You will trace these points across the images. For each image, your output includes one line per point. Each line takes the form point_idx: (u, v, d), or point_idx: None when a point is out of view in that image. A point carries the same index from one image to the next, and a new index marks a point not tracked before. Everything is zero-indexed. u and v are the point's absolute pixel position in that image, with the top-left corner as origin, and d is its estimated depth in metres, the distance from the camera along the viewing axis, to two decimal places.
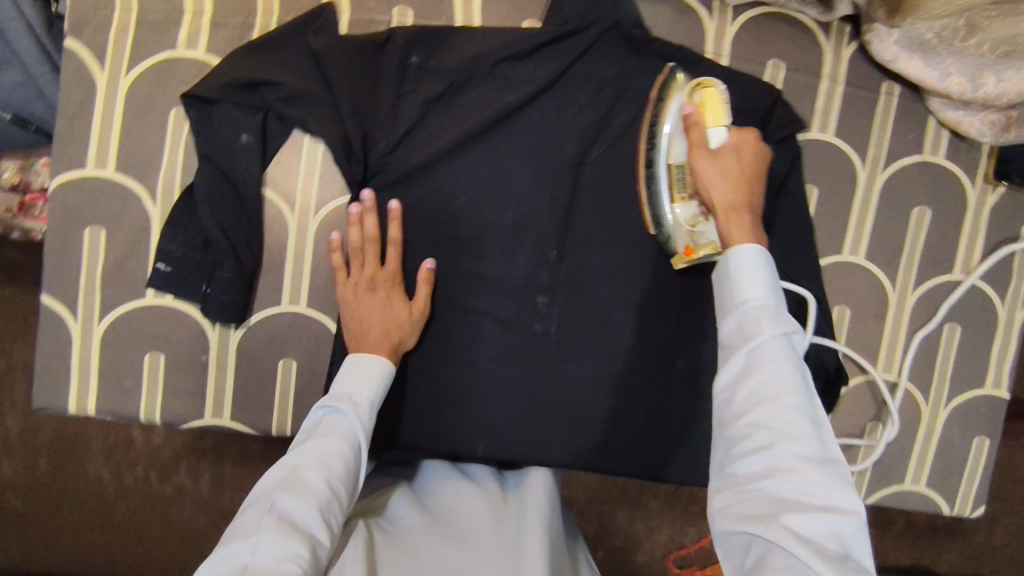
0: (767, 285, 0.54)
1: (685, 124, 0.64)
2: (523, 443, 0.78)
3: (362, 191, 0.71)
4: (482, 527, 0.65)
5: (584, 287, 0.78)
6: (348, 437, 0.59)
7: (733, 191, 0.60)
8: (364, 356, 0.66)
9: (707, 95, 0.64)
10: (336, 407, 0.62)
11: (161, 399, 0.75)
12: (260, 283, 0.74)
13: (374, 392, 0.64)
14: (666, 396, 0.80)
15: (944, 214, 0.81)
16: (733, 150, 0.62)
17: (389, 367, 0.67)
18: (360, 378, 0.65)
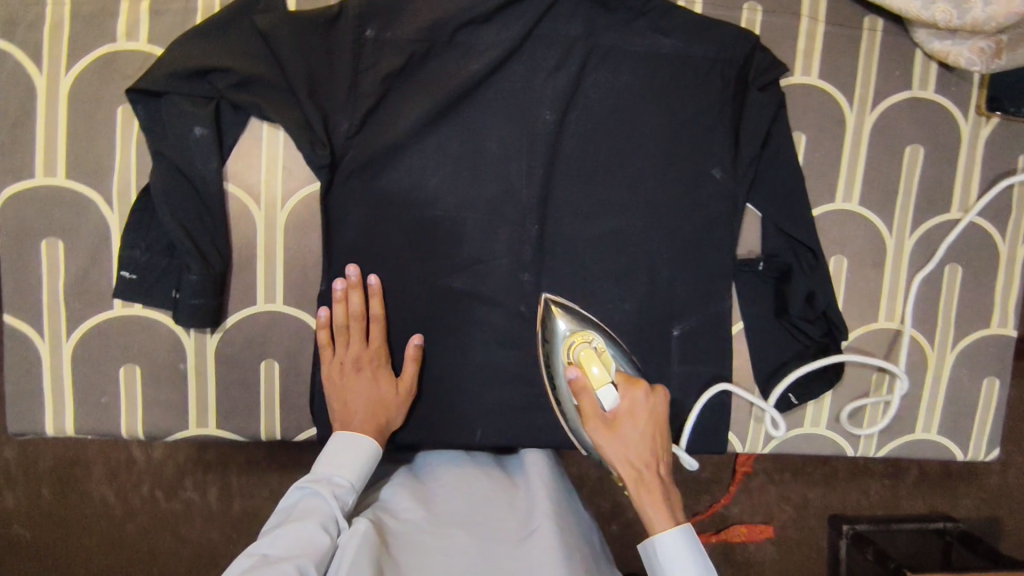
0: (695, 563, 0.60)
1: (574, 388, 0.67)
2: (521, 425, 0.76)
3: (347, 266, 0.69)
4: (495, 514, 0.64)
5: (571, 259, 0.75)
6: (323, 519, 0.58)
7: (641, 465, 0.63)
8: (352, 435, 0.66)
9: (585, 354, 0.68)
10: (314, 492, 0.61)
11: (141, 414, 0.71)
12: (232, 284, 0.71)
13: (354, 474, 0.64)
14: (665, 364, 0.77)
15: (938, 151, 0.78)
16: (627, 418, 0.65)
17: (375, 448, 0.66)
18: (341, 458, 0.65)
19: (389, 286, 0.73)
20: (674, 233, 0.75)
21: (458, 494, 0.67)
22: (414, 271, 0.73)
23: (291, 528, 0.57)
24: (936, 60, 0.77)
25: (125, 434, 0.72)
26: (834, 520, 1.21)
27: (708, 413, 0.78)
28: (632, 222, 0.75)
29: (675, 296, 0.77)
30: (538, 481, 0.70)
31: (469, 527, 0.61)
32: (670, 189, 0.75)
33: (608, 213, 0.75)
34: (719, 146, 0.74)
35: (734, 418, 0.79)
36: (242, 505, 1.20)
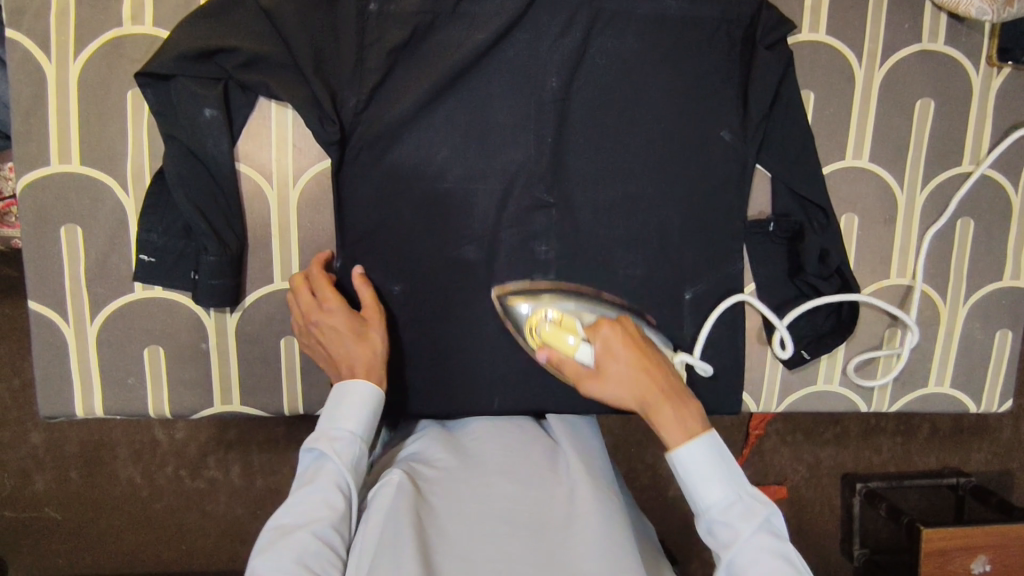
0: (720, 482, 0.60)
1: (556, 364, 0.68)
2: (537, 392, 0.77)
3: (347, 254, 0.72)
4: (522, 466, 0.66)
5: (582, 226, 0.75)
6: (333, 483, 0.61)
7: (643, 389, 0.63)
8: (346, 385, 0.65)
9: (544, 333, 0.69)
10: (321, 450, 0.62)
11: (167, 393, 0.73)
12: (249, 263, 0.72)
13: (358, 423, 0.64)
14: (677, 326, 0.78)
15: (949, 104, 0.77)
16: (608, 356, 0.65)
17: (373, 392, 0.65)
18: (344, 410, 0.64)
19: (402, 260, 0.74)
20: (683, 197, 0.76)
21: (484, 448, 0.69)
22: (427, 245, 0.74)
23: (301, 498, 0.59)
24: (947, 11, 0.76)
25: (153, 413, 0.74)
26: (846, 478, 1.24)
27: (723, 373, 0.79)
28: (643, 187, 0.75)
29: (686, 260, 0.77)
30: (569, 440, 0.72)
31: (499, 483, 0.64)
32: (679, 153, 0.75)
33: (618, 180, 0.75)
34: (726, 108, 0.74)
35: (747, 379, 0.80)
36: (265, 482, 1.23)
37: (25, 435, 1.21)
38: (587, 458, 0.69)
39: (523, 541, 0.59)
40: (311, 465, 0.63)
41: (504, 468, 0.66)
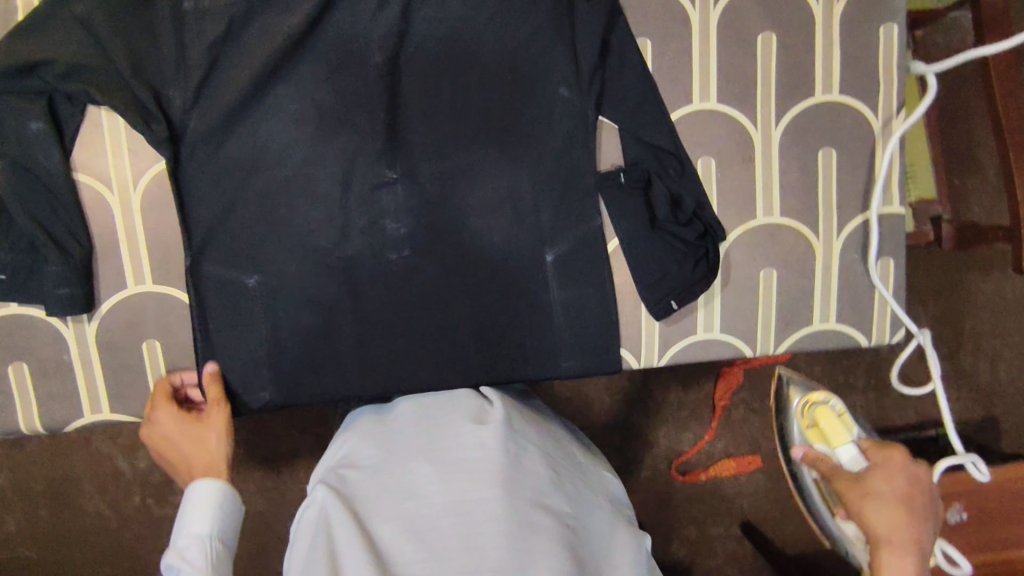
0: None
1: (805, 460, 0.76)
2: (408, 371, 0.77)
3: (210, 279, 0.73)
4: (444, 447, 0.66)
5: (431, 200, 0.75)
6: None
7: (909, 532, 0.64)
8: (194, 488, 0.66)
9: (822, 414, 0.78)
10: (175, 564, 0.61)
11: (36, 406, 0.74)
12: (99, 270, 0.73)
13: (208, 524, 0.64)
14: (542, 288, 0.78)
15: (791, 35, 0.76)
16: (881, 474, 0.70)
17: (219, 487, 0.66)
18: (190, 516, 0.65)
19: (253, 252, 0.74)
20: (528, 158, 0.75)
21: (412, 435, 0.69)
22: (277, 234, 0.74)
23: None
24: None
25: (26, 429, 0.75)
26: None
27: (596, 330, 0.79)
28: (488, 152, 0.75)
29: (542, 221, 0.76)
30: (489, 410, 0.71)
31: (422, 468, 0.64)
32: (518, 115, 0.74)
33: (460, 150, 0.75)
34: (560, 64, 0.74)
35: (623, 336, 0.79)
36: None
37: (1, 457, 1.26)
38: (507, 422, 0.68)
39: (447, 528, 0.59)
40: None
41: (427, 454, 0.66)
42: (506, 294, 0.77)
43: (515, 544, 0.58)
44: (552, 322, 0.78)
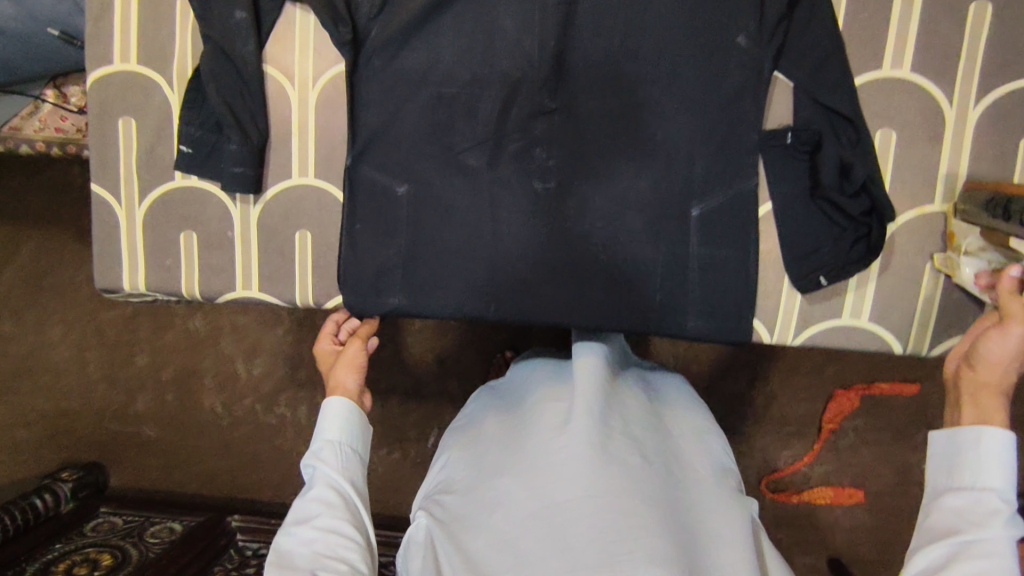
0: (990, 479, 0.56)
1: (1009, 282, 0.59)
2: (534, 301, 0.77)
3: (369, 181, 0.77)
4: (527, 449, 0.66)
5: (586, 135, 0.75)
6: (327, 486, 0.67)
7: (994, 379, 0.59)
8: (326, 401, 0.72)
9: None
10: (313, 463, 0.69)
11: (198, 275, 0.81)
12: (271, 158, 0.78)
13: (338, 429, 0.70)
14: (682, 244, 0.75)
15: (1012, 7, 0.69)
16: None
17: (343, 401, 0.72)
18: (324, 421, 0.71)
19: (408, 162, 0.77)
20: (689, 106, 0.73)
21: (502, 439, 0.70)
22: (432, 147, 0.76)
23: (306, 503, 0.66)
24: None
25: (187, 295, 0.82)
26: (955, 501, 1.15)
27: (730, 295, 0.75)
28: (648, 96, 0.73)
29: (695, 174, 0.74)
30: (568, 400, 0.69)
31: (507, 479, 0.65)
32: (688, 62, 0.72)
33: (620, 90, 0.74)
34: (743, 13, 0.71)
35: (759, 307, 0.75)
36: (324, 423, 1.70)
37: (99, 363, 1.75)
38: (583, 406, 0.66)
39: (535, 538, 0.60)
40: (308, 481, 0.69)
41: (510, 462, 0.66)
42: (644, 243, 0.75)
43: (601, 545, 0.57)
44: (686, 279, 0.76)
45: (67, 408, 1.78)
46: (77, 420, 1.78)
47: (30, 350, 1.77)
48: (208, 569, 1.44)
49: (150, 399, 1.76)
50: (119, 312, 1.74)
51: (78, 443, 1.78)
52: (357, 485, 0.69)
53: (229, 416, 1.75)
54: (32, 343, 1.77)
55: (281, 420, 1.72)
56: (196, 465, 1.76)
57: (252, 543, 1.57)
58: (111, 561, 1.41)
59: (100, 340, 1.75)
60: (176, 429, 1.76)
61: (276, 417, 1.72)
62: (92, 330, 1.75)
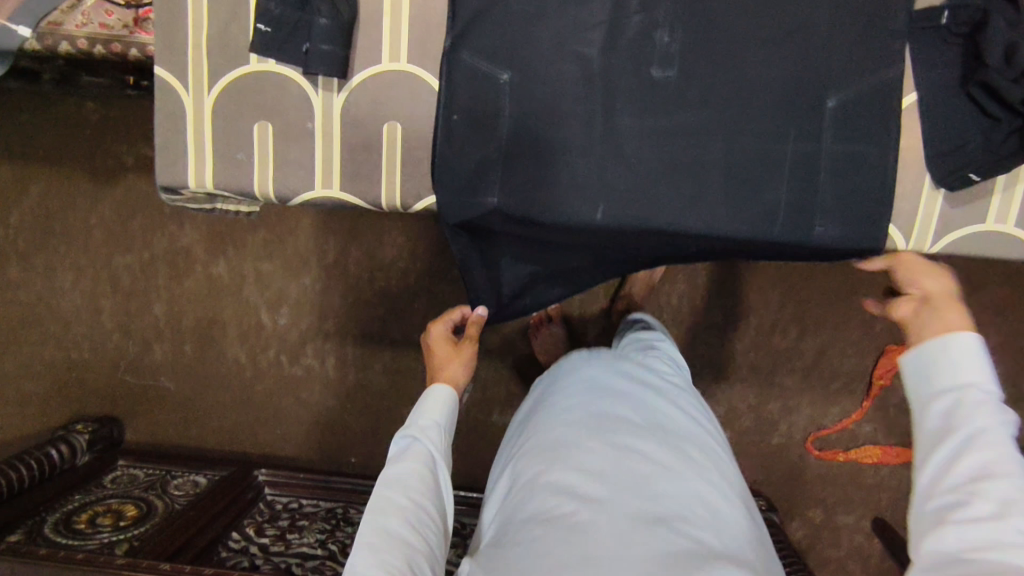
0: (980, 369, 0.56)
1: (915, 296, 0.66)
2: (648, 204, 0.71)
3: (471, 66, 0.70)
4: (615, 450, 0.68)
5: (713, 18, 0.68)
6: (428, 462, 0.80)
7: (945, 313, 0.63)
8: (433, 392, 0.88)
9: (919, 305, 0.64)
10: (417, 439, 0.82)
11: (273, 172, 0.74)
12: (359, 40, 0.71)
13: (440, 419, 0.86)
14: (815, 140, 0.69)
15: None
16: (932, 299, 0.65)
17: (445, 393, 0.89)
18: (429, 409, 0.86)
19: (513, 46, 0.69)
20: None
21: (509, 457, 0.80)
22: (540, 29, 0.69)
23: (403, 468, 0.78)
24: None
25: (259, 194, 0.75)
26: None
27: (866, 198, 0.69)
28: None
29: (832, 62, 0.68)
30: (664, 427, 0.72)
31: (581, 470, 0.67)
32: None
33: None
34: None
35: (894, 211, 0.70)
36: (354, 374, 1.65)
37: (116, 312, 1.67)
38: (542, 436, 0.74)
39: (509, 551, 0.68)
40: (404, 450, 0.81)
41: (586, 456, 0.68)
42: (774, 140, 0.69)
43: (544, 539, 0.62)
44: (817, 181, 0.69)
45: (79, 358, 1.69)
46: (90, 371, 1.69)
47: (39, 297, 1.68)
48: (238, 521, 1.37)
49: (168, 350, 1.68)
50: (135, 258, 1.65)
51: (91, 396, 1.70)
52: (441, 469, 0.81)
53: (252, 368, 1.67)
54: (41, 290, 1.67)
55: (308, 371, 1.66)
56: (216, 419, 1.69)
57: (281, 497, 1.50)
58: (137, 513, 1.33)
59: (115, 286, 1.66)
60: (196, 381, 1.68)
61: (302, 369, 1.66)
62: (105, 277, 1.66)
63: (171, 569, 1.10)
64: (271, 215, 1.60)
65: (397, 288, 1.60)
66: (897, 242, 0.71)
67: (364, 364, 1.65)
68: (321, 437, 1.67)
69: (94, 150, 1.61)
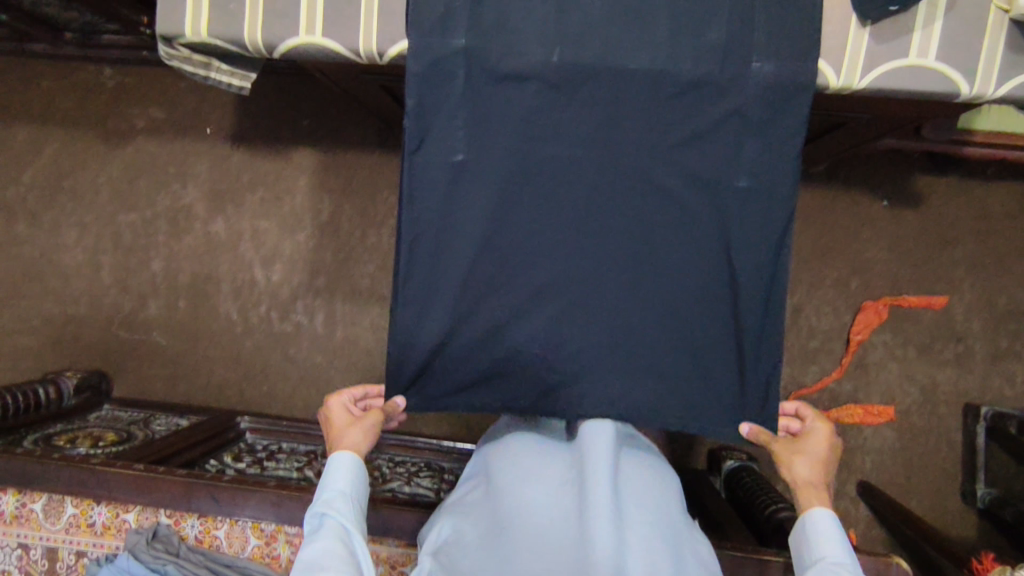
0: (840, 549, 0.75)
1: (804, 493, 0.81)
2: (603, 47, 0.79)
3: None
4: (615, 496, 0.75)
5: None
6: (338, 535, 0.76)
7: (807, 481, 0.81)
8: (337, 454, 0.84)
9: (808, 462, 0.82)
10: (325, 511, 0.78)
11: (262, 21, 0.81)
12: None
13: (346, 484, 0.81)
14: None
15: None
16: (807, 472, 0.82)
17: (352, 457, 0.83)
18: (334, 477, 0.82)
19: None
20: None
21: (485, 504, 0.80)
22: None
23: (316, 551, 0.74)
24: None
25: (249, 43, 0.82)
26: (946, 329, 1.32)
27: (794, 40, 0.77)
28: None
29: None
30: (636, 479, 0.81)
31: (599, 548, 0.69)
32: None
33: None
34: None
35: (825, 49, 0.77)
36: (340, 330, 1.66)
37: (114, 268, 1.72)
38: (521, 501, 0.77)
39: None
40: (315, 528, 0.77)
41: (597, 504, 0.73)
42: None
43: None
44: (754, 20, 0.77)
45: (75, 314, 1.73)
46: (86, 326, 1.73)
47: (43, 253, 1.74)
48: (217, 453, 1.38)
49: (162, 308, 1.71)
50: (137, 216, 1.71)
51: (84, 352, 1.73)
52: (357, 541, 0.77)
53: (242, 326, 1.70)
54: (45, 246, 1.73)
55: (297, 328, 1.68)
56: (203, 376, 1.70)
57: (262, 441, 1.50)
58: (115, 437, 1.34)
59: (115, 243, 1.71)
60: (186, 338, 1.71)
61: (290, 326, 1.68)
62: (107, 234, 1.72)
63: (143, 467, 1.12)
64: (268, 176, 1.67)
65: (385, 245, 1.64)
66: (828, 81, 0.78)
67: (352, 320, 1.66)
68: (306, 395, 1.67)
69: (108, 112, 1.70)
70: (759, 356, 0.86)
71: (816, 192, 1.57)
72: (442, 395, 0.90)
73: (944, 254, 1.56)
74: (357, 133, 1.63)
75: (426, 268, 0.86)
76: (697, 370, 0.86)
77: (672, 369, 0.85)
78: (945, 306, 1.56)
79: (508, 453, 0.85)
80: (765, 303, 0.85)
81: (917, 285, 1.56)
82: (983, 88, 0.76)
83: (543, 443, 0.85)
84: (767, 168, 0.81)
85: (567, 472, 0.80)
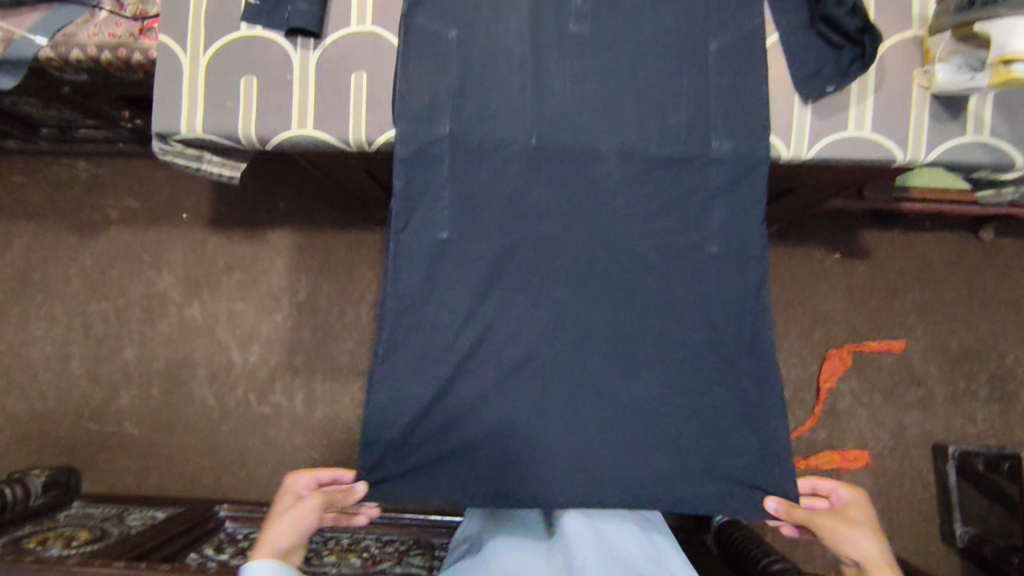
0: None
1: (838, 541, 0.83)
2: (578, 131, 0.86)
3: (422, 26, 0.86)
4: (608, 559, 0.78)
5: None
6: None
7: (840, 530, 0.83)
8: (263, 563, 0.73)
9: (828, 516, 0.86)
10: None
11: (256, 116, 0.86)
12: (332, 12, 0.86)
13: None
14: (704, 75, 0.86)
15: None
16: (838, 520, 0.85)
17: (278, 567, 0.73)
18: None
19: (461, 10, 0.87)
20: None
21: None
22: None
23: None
24: None
25: (243, 138, 0.87)
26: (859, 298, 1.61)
27: (748, 119, 0.86)
28: None
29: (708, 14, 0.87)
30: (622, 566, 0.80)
31: None
32: None
33: None
34: None
35: (775, 126, 0.86)
36: (320, 409, 1.65)
37: (85, 359, 1.68)
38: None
39: None
40: None
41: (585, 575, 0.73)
42: (671, 75, 0.87)
43: None
44: (711, 101, 0.86)
45: (41, 409, 1.67)
46: (52, 422, 1.67)
47: (8, 348, 1.69)
48: (197, 545, 1.34)
49: (135, 397, 1.67)
50: (109, 305, 1.69)
51: (50, 448, 1.66)
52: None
53: (219, 410, 1.67)
54: (11, 340, 1.69)
55: (275, 409, 1.66)
56: (177, 465, 1.65)
57: (242, 530, 1.45)
58: (89, 535, 1.29)
59: (85, 334, 1.69)
60: (160, 426, 1.66)
61: (269, 408, 1.66)
62: (78, 325, 1.69)
63: (124, 564, 1.09)
64: (244, 258, 1.69)
65: (363, 321, 1.66)
66: (778, 152, 0.86)
67: (332, 397, 1.65)
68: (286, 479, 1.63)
69: (82, 204, 1.71)
70: (744, 411, 0.89)
71: (775, 249, 1.67)
72: (432, 473, 0.88)
73: (895, 301, 1.66)
74: (333, 214, 1.68)
75: (412, 347, 0.87)
76: (690, 429, 0.88)
77: (665, 427, 0.88)
78: (903, 351, 1.64)
79: (490, 554, 0.84)
80: (746, 359, 0.89)
81: (875, 332, 1.65)
82: (915, 153, 0.84)
83: (525, 546, 0.85)
84: (734, 232, 0.88)
85: (553, 565, 0.80)
